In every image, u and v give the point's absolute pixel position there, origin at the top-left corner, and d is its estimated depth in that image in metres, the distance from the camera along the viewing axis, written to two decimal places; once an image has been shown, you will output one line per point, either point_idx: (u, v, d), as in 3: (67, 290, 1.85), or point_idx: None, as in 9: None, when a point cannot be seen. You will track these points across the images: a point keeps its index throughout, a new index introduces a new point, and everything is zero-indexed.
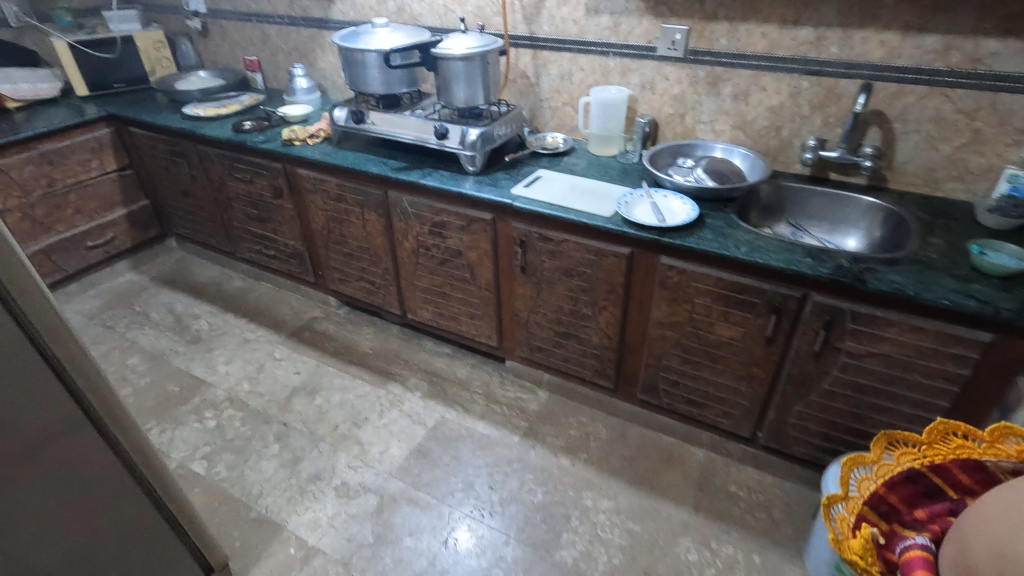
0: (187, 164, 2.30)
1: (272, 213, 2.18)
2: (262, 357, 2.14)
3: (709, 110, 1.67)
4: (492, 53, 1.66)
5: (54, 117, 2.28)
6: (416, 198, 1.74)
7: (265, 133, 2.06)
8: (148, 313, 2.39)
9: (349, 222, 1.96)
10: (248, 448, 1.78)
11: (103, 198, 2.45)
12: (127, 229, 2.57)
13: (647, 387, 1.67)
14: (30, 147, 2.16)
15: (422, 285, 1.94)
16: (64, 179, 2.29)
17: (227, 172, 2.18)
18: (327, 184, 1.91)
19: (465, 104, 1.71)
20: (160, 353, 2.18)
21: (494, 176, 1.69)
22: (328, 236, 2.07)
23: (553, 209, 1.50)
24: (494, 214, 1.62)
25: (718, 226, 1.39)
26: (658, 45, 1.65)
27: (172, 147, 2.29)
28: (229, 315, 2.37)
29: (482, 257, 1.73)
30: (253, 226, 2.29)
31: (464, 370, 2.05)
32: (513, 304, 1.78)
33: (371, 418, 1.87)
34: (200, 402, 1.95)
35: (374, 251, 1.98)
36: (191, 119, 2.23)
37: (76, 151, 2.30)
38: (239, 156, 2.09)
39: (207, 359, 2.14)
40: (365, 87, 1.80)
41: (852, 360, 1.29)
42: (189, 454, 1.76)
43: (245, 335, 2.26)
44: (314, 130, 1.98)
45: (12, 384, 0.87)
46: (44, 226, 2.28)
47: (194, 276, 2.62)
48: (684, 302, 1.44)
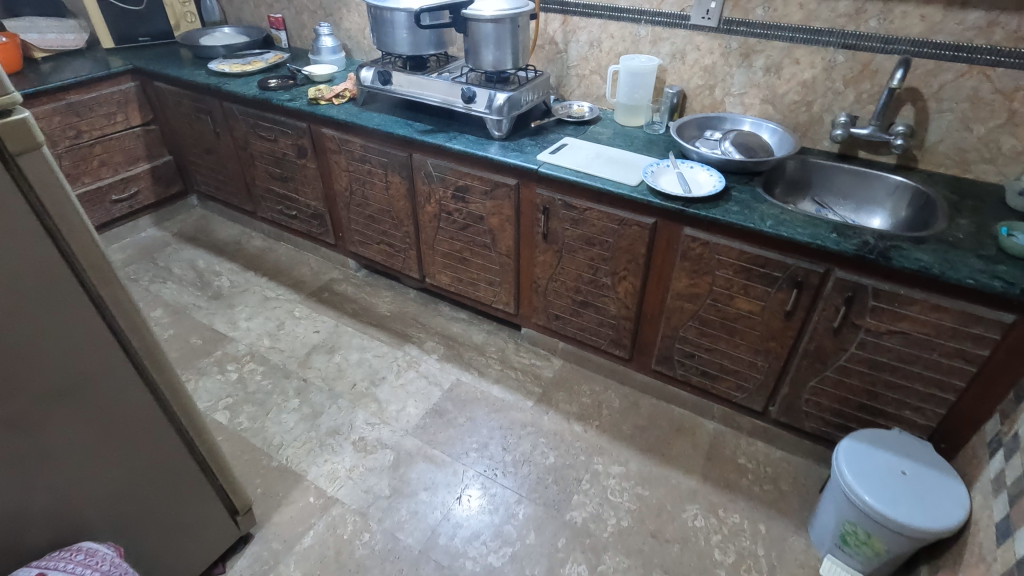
0: (211, 121, 2.31)
1: (294, 172, 2.19)
2: (281, 315, 2.18)
3: (739, 82, 1.65)
4: (523, 16, 1.65)
5: (81, 69, 2.29)
6: (440, 161, 1.75)
7: (290, 91, 2.06)
8: (171, 268, 2.43)
9: (371, 184, 1.97)
10: (269, 401, 1.83)
11: (128, 152, 2.47)
12: (151, 184, 2.60)
13: (661, 358, 1.69)
14: (57, 98, 2.18)
15: (442, 249, 1.96)
16: (90, 131, 2.31)
17: (251, 130, 2.19)
18: (351, 145, 1.91)
19: (493, 68, 1.70)
20: (183, 307, 2.23)
21: (519, 142, 1.69)
22: (350, 198, 2.09)
23: (579, 176, 1.50)
24: (518, 179, 1.63)
25: (744, 199, 1.39)
26: (691, 14, 1.62)
27: (196, 103, 2.30)
28: (249, 273, 2.41)
29: (504, 223, 1.74)
30: (276, 185, 2.31)
31: (480, 335, 2.08)
32: (532, 271, 1.80)
33: (388, 377, 1.91)
34: (222, 355, 2.00)
35: (395, 214, 1.99)
36: (217, 75, 2.24)
37: (103, 104, 2.32)
38: (263, 114, 2.09)
39: (229, 314, 2.18)
40: (392, 48, 1.79)
41: (871, 337, 1.30)
42: (212, 404, 1.82)
43: (265, 293, 2.29)
44: (340, 90, 1.97)
45: (63, 320, 0.91)
46: (71, 177, 2.31)
47: (215, 233, 2.66)
48: (705, 274, 1.45)
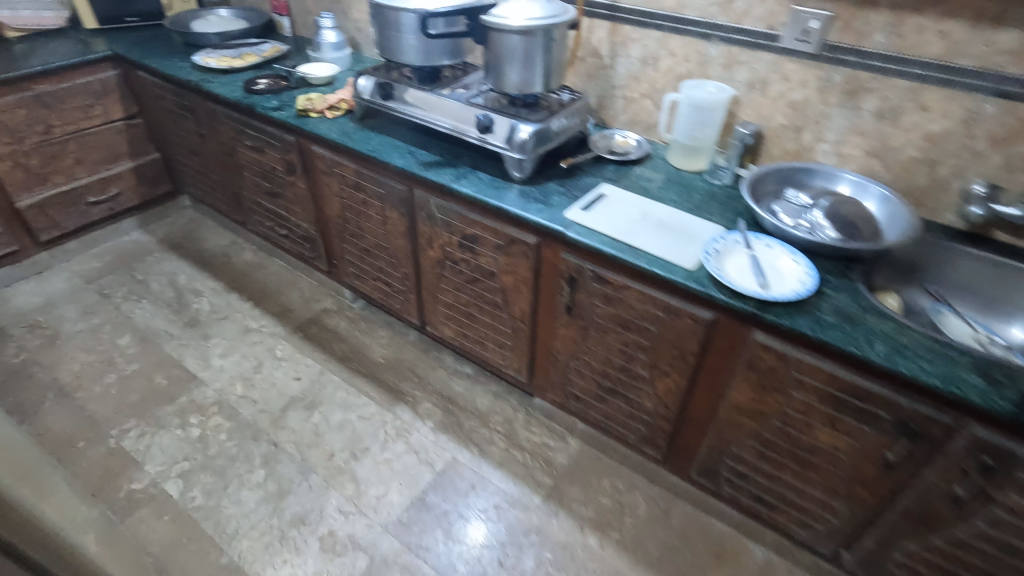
0: (195, 121, 2.00)
1: (284, 189, 1.88)
2: (260, 354, 1.90)
3: (838, 127, 1.26)
4: (560, 27, 1.29)
5: (55, 54, 2.01)
6: (445, 203, 1.41)
7: (279, 96, 1.73)
8: (148, 283, 2.16)
9: (367, 216, 1.65)
10: (230, 470, 1.56)
11: (107, 149, 2.19)
12: (135, 185, 2.32)
13: (704, 470, 1.35)
14: (22, 88, 1.90)
15: (446, 300, 1.63)
16: (62, 126, 2.03)
17: (237, 138, 1.88)
18: (344, 169, 1.59)
19: (518, 90, 1.35)
20: (153, 334, 1.96)
21: (545, 187, 1.34)
22: (343, 226, 1.77)
23: (616, 247, 1.15)
24: (539, 238, 1.28)
25: (842, 302, 1.02)
26: (782, 33, 1.23)
27: (178, 99, 1.99)
28: (233, 296, 2.12)
29: (519, 284, 1.40)
30: (265, 200, 2.01)
31: (485, 399, 1.76)
32: (550, 343, 1.46)
33: (371, 449, 1.62)
34: (186, 404, 1.72)
35: (393, 252, 1.67)
36: (202, 69, 1.91)
37: (77, 95, 2.03)
38: (248, 121, 1.77)
39: (202, 349, 1.91)
40: (398, 55, 1.45)
41: (1010, 517, 0.93)
42: (164, 470, 1.55)
43: (247, 323, 2.01)
44: (335, 101, 1.63)
45: None
46: (40, 177, 2.04)
47: (203, 242, 2.38)
48: (776, 392, 1.10)
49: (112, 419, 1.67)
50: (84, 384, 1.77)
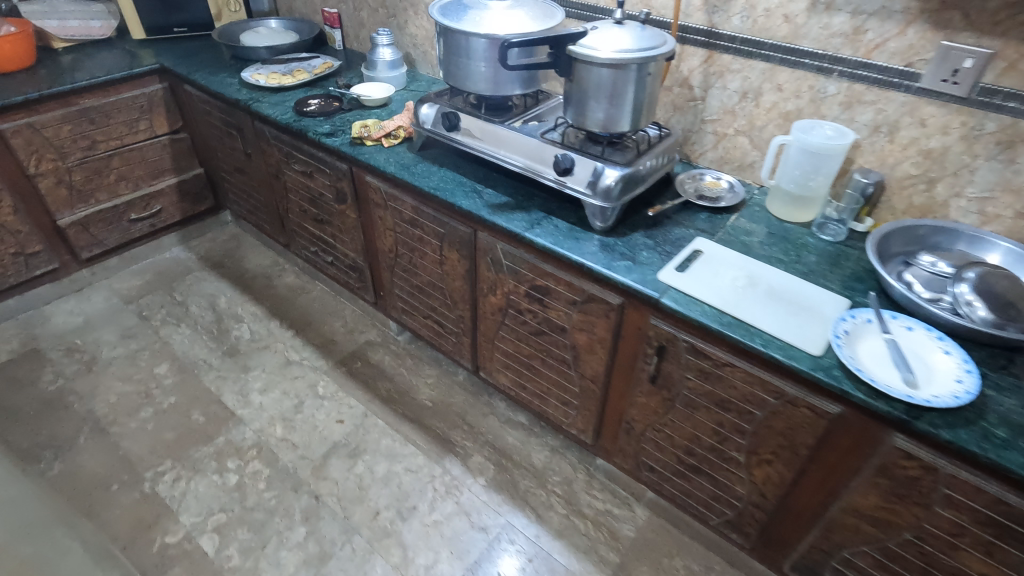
0: (241, 140, 1.90)
1: (332, 216, 1.76)
2: (302, 390, 1.78)
3: (983, 181, 1.07)
4: (656, 60, 1.13)
5: (102, 67, 1.93)
6: (513, 249, 1.26)
7: (331, 119, 1.61)
8: (187, 306, 2.07)
9: (422, 253, 1.52)
10: (269, 526, 1.44)
11: (151, 165, 2.11)
12: (177, 201, 2.24)
13: (802, 568, 1.17)
14: (68, 103, 1.83)
15: (505, 349, 1.49)
16: (107, 142, 1.95)
17: (284, 160, 1.76)
18: (400, 203, 1.45)
19: (602, 128, 1.20)
20: (192, 363, 1.86)
21: (630, 239, 1.18)
22: (395, 260, 1.64)
23: (721, 321, 0.99)
24: (625, 299, 1.12)
25: (1011, 410, 0.84)
26: (925, 72, 1.05)
27: (224, 116, 1.88)
28: (274, 323, 2.02)
29: (594, 344, 1.25)
30: (310, 225, 1.89)
31: (542, 455, 1.62)
32: (624, 409, 1.31)
33: (419, 508, 1.49)
34: (224, 445, 1.62)
35: (449, 294, 1.53)
36: (249, 87, 1.80)
37: (122, 109, 1.94)
38: (297, 144, 1.65)
39: (242, 382, 1.80)
40: (466, 84, 1.31)
41: None
42: (200, 522, 1.44)
43: (288, 354, 1.90)
44: (392, 128, 1.49)
45: None
46: (83, 194, 1.97)
47: (244, 261, 2.28)
48: (913, 504, 0.92)
49: (147, 459, 1.57)
50: (120, 418, 1.68)
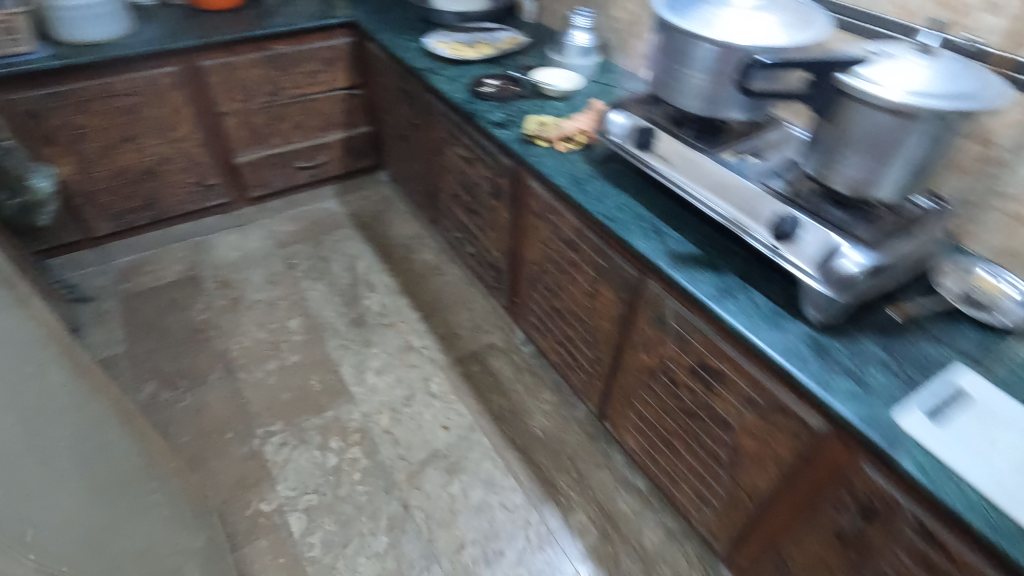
0: (411, 108, 1.80)
1: (483, 209, 1.61)
2: (415, 382, 1.70)
3: None
4: (967, 114, 0.78)
5: (299, 14, 1.93)
6: (687, 314, 1.01)
7: (506, 106, 1.43)
8: (329, 263, 2.08)
9: (572, 279, 1.31)
10: (354, 524, 1.39)
11: (325, 118, 2.11)
12: (342, 155, 2.24)
13: None
14: (263, 47, 1.85)
15: (644, 412, 1.25)
16: (289, 89, 1.97)
17: (448, 139, 1.64)
18: (561, 219, 1.25)
19: (851, 190, 0.88)
20: (321, 324, 1.86)
21: (856, 346, 0.87)
22: (539, 275, 1.46)
23: (989, 520, 0.67)
24: (830, 428, 0.83)
25: None
26: None
27: (400, 81, 1.80)
28: (403, 300, 1.96)
29: (764, 457, 0.97)
30: (460, 211, 1.77)
31: (654, 535, 1.38)
32: (781, 541, 1.02)
33: (506, 555, 1.34)
34: (331, 421, 1.59)
35: (591, 330, 1.32)
36: (429, 54, 1.68)
37: (309, 60, 1.94)
38: (464, 127, 1.51)
39: (362, 357, 1.76)
40: (674, 97, 1.06)
41: None
42: (293, 497, 1.43)
43: (410, 338, 1.83)
44: (572, 131, 1.28)
45: None
46: (260, 136, 2.03)
47: (389, 226, 2.24)
48: None
49: (262, 416, 1.59)
50: (249, 365, 1.72)
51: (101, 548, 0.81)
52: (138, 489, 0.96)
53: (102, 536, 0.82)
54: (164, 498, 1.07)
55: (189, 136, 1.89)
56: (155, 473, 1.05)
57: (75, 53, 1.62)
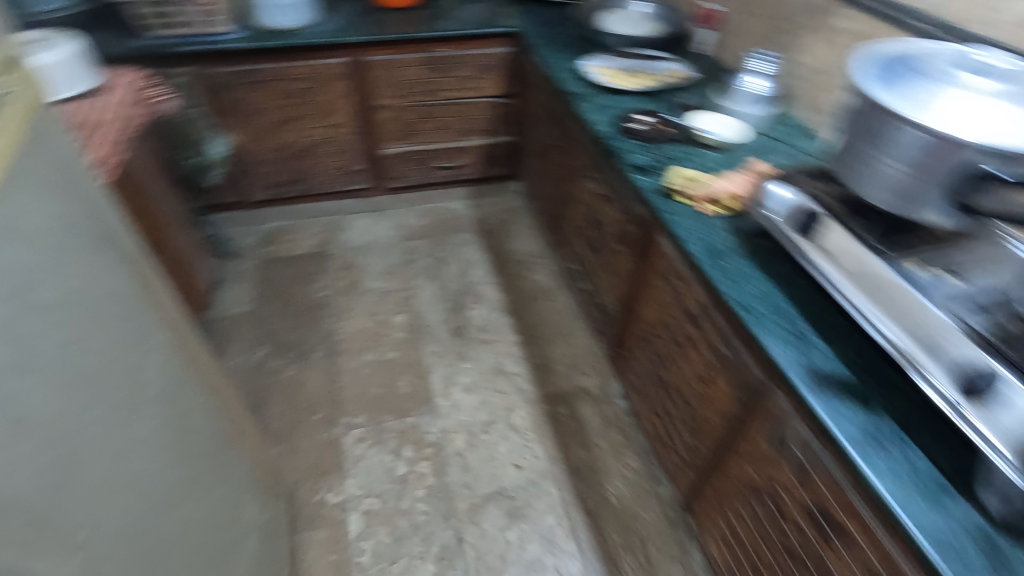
0: (554, 128, 1.73)
1: (605, 250, 1.50)
2: (498, 409, 1.65)
3: None
4: None
5: (466, 19, 1.94)
6: (815, 447, 0.83)
7: (652, 148, 1.31)
8: (445, 265, 2.09)
9: (686, 356, 1.16)
10: (406, 542, 1.37)
11: (471, 123, 2.12)
12: (480, 161, 2.24)
13: None
14: (425, 48, 1.89)
15: (738, 528, 1.08)
16: (442, 91, 2.00)
17: (584, 169, 1.54)
18: (686, 289, 1.10)
19: None
20: (423, 326, 1.88)
21: None
22: (651, 338, 1.32)
23: None
24: None
25: None
26: None
27: (549, 99, 1.73)
28: (507, 318, 1.91)
29: None
30: (582, 244, 1.67)
31: None
32: None
33: None
34: (409, 428, 1.59)
35: (696, 417, 1.17)
36: (584, 78, 1.59)
37: (466, 65, 1.95)
38: (603, 162, 1.41)
39: (453, 370, 1.75)
40: (856, 185, 0.87)
41: None
42: (358, 496, 1.45)
43: (504, 361, 1.77)
44: (719, 192, 1.14)
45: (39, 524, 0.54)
46: (407, 132, 2.08)
47: (510, 239, 2.21)
48: None
49: (349, 406, 1.63)
50: (349, 351, 1.78)
51: (186, 530, 0.85)
52: (219, 470, 1.01)
53: (188, 517, 0.87)
54: (240, 477, 1.12)
55: (345, 124, 1.99)
56: (233, 449, 1.10)
57: (264, 37, 1.77)
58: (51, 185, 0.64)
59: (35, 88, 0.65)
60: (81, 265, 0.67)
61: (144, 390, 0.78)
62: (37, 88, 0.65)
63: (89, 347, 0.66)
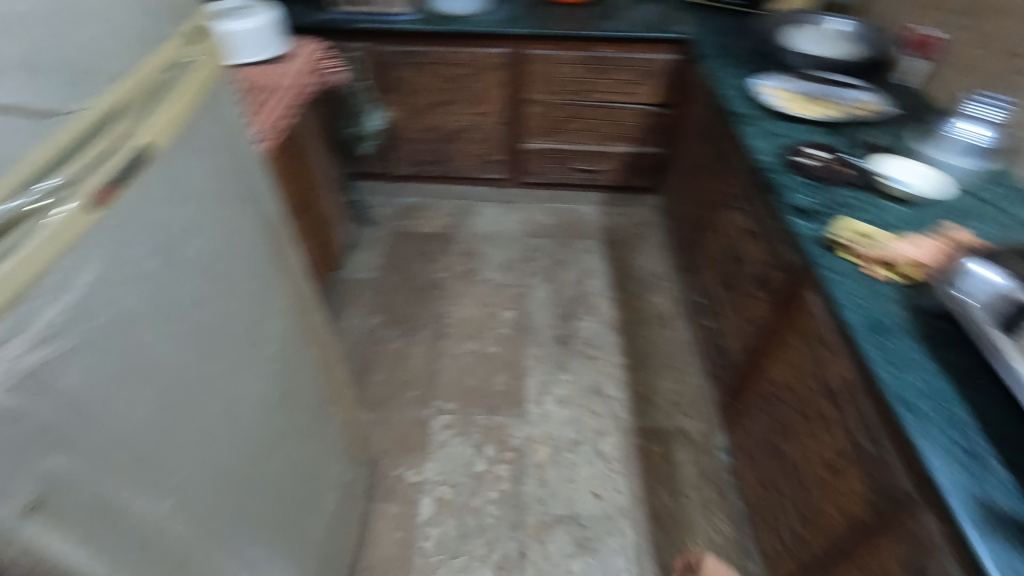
0: (708, 148, 1.59)
1: (739, 291, 1.36)
2: (588, 431, 1.57)
3: None
4: None
5: (636, 21, 1.85)
6: None
7: (820, 190, 1.14)
8: (564, 269, 2.04)
9: (814, 434, 1.01)
10: (470, 541, 1.36)
11: (619, 128, 2.03)
12: (621, 168, 2.15)
13: None
14: (587, 47, 1.84)
15: None
16: (595, 93, 1.93)
17: (732, 198, 1.40)
18: (830, 360, 0.95)
19: None
20: (530, 327, 1.85)
21: None
22: (773, 400, 1.17)
23: None
24: None
25: None
26: None
27: (708, 116, 1.60)
28: (615, 337, 1.82)
29: None
30: (714, 278, 1.53)
31: None
32: None
33: None
34: (495, 428, 1.58)
35: (812, 505, 1.01)
36: (753, 99, 1.44)
37: (625, 69, 1.87)
38: (756, 195, 1.26)
39: (550, 379, 1.70)
40: None
41: None
42: (434, 482, 1.46)
43: (604, 382, 1.69)
44: (894, 256, 0.96)
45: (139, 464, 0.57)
46: (552, 130, 2.05)
47: (636, 254, 2.10)
48: None
49: (443, 391, 1.66)
50: (454, 337, 1.81)
51: (272, 484, 0.90)
52: (313, 431, 1.06)
53: (275, 472, 0.91)
54: (331, 440, 1.17)
55: (493, 113, 2.01)
56: (329, 413, 1.15)
57: (435, 22, 1.82)
58: (211, 150, 0.68)
59: (218, 59, 0.70)
60: (223, 226, 0.70)
61: (258, 349, 0.82)
62: (220, 60, 0.70)
63: (218, 303, 0.70)
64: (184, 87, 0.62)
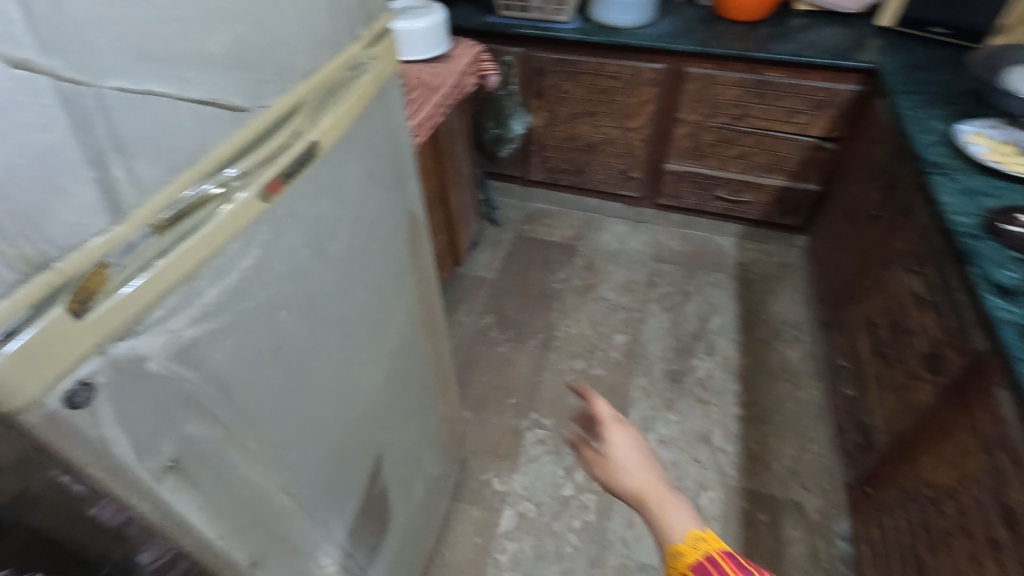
0: (882, 195, 1.40)
1: (897, 364, 1.18)
2: (688, 479, 1.46)
3: None
4: None
5: (816, 46, 1.68)
6: None
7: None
8: (687, 300, 1.92)
9: (977, 557, 0.84)
10: (546, 565, 1.32)
11: (776, 160, 1.86)
12: (769, 203, 1.98)
13: None
14: (755, 70, 1.70)
15: None
16: (755, 119, 1.79)
17: (906, 257, 1.21)
18: (1016, 476, 0.78)
19: None
20: (641, 355, 1.76)
21: None
22: (924, 501, 1.00)
23: None
24: None
25: None
26: None
27: (889, 159, 1.41)
28: (734, 384, 1.68)
29: None
30: (866, 342, 1.35)
31: None
32: None
33: None
34: None
35: None
36: (952, 146, 1.24)
37: (795, 96, 1.70)
38: (940, 259, 1.08)
39: (654, 415, 1.60)
40: None
41: None
42: (519, 495, 1.44)
43: (714, 430, 1.56)
44: None
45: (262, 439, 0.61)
46: (700, 153, 1.93)
47: (772, 297, 1.92)
48: None
49: (542, 405, 1.63)
50: (562, 351, 1.78)
51: (372, 470, 0.93)
52: (415, 425, 1.08)
53: (376, 460, 0.94)
54: (429, 434, 1.19)
55: (639, 129, 1.93)
56: (433, 409, 1.17)
57: (595, 32, 1.78)
58: (371, 147, 0.70)
59: (394, 61, 0.73)
60: (369, 220, 0.73)
61: (380, 341, 0.84)
62: (394, 63, 0.73)
63: (353, 294, 0.72)
64: (360, 87, 0.65)
